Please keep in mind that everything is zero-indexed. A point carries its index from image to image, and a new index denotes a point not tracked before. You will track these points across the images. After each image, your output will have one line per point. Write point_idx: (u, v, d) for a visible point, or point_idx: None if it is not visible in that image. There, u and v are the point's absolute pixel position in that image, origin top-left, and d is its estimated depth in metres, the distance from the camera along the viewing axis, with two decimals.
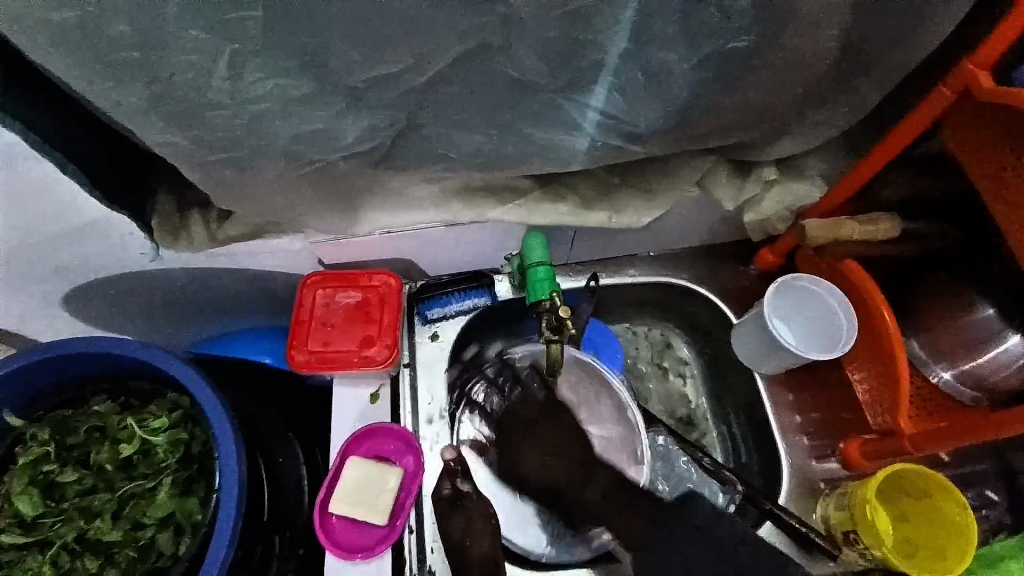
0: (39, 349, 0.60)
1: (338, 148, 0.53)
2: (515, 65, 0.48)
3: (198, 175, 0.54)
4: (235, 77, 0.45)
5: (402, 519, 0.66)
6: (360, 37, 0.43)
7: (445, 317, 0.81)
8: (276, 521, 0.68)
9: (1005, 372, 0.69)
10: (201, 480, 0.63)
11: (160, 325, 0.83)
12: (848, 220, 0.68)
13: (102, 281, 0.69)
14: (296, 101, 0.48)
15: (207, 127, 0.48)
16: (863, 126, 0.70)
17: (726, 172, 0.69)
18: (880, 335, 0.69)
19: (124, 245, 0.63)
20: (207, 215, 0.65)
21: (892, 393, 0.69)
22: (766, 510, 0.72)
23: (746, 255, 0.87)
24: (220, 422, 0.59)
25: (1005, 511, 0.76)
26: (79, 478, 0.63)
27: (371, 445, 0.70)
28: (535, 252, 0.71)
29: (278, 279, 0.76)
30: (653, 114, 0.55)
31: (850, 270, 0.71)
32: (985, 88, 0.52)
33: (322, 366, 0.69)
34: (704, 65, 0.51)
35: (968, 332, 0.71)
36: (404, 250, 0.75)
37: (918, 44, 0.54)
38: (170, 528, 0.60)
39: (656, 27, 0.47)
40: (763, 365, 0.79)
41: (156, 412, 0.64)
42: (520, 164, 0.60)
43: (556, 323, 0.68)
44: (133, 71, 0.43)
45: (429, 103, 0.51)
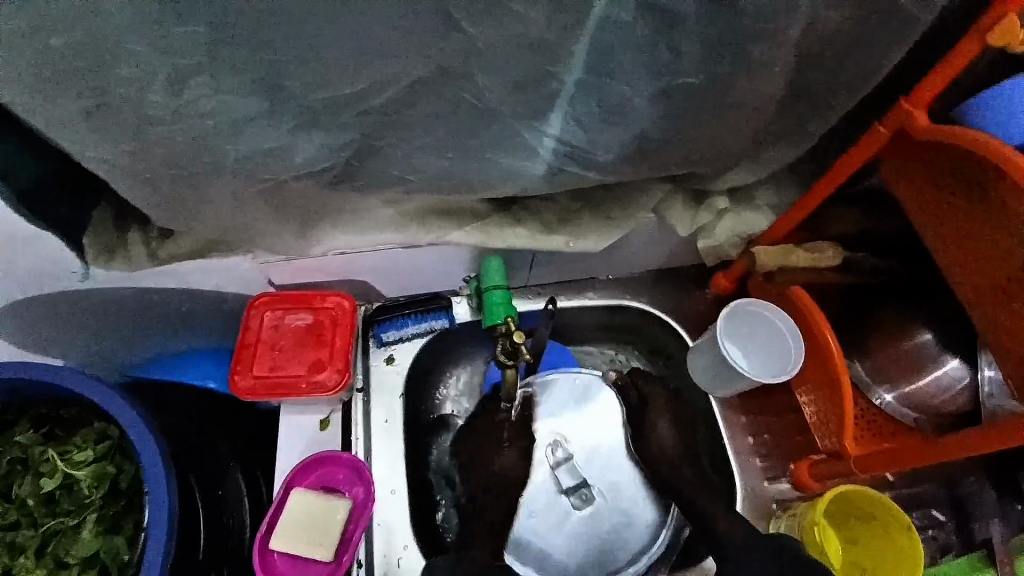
0: None
1: (291, 168, 0.51)
2: (474, 90, 0.48)
3: (138, 193, 0.51)
4: (179, 93, 0.43)
5: (349, 555, 0.63)
6: (316, 57, 0.43)
7: (402, 339, 0.79)
8: (217, 559, 0.64)
9: (947, 396, 0.73)
10: (130, 515, 0.58)
11: (97, 347, 0.78)
12: (795, 248, 0.71)
13: (29, 301, 0.64)
14: (246, 121, 0.46)
15: (149, 144, 0.46)
16: (811, 158, 0.73)
17: (681, 200, 0.71)
18: (826, 359, 0.71)
19: (52, 262, 0.59)
20: (149, 233, 0.61)
21: (839, 418, 0.71)
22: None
23: (703, 280, 0.89)
24: (149, 453, 0.55)
25: (949, 531, 0.79)
26: (1, 511, 0.57)
27: (319, 474, 0.67)
28: (492, 276, 0.71)
29: (228, 299, 0.73)
30: (611, 144, 0.56)
31: (795, 295, 0.73)
32: (922, 129, 0.55)
33: (268, 392, 0.66)
34: (660, 97, 0.52)
35: (913, 357, 0.74)
36: (360, 271, 0.73)
37: (860, 83, 0.57)
38: (96, 568, 0.56)
39: (615, 59, 0.48)
40: (719, 389, 0.80)
41: (81, 443, 0.59)
42: (480, 189, 0.60)
43: (511, 349, 0.67)
44: (65, 84, 0.41)
45: (387, 126, 0.50)
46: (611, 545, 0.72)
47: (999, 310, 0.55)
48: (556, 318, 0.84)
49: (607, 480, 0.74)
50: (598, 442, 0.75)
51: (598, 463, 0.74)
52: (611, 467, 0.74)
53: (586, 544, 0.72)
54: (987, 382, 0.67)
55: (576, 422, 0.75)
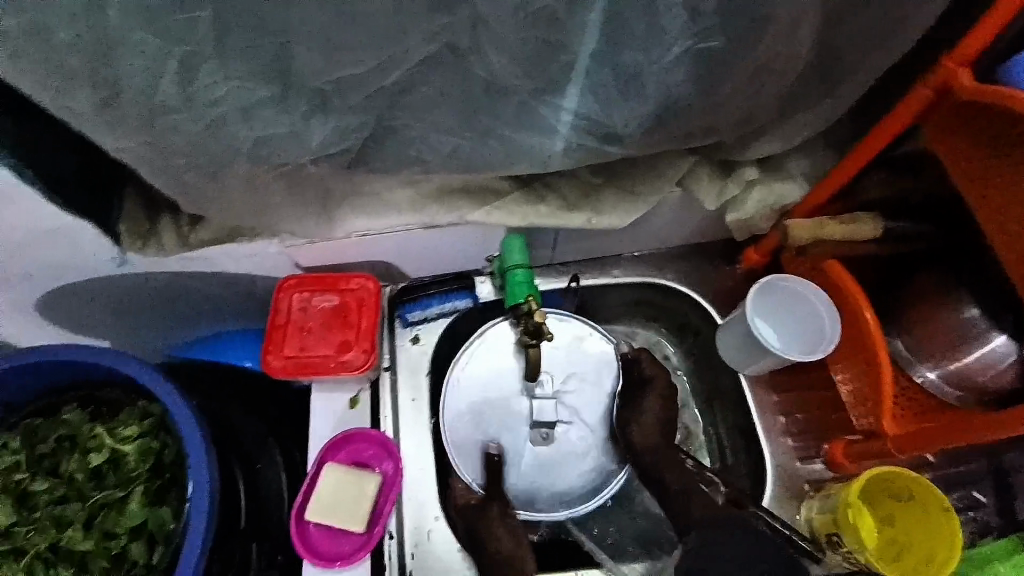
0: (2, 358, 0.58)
1: (306, 152, 0.52)
2: (484, 67, 0.47)
3: (164, 181, 0.53)
4: (192, 82, 0.43)
5: (380, 526, 0.65)
6: (323, 40, 0.42)
7: (427, 320, 0.80)
8: (255, 529, 0.67)
9: (994, 373, 0.68)
10: (172, 489, 0.62)
11: (138, 329, 0.82)
12: (829, 220, 0.68)
13: (73, 287, 0.68)
14: (259, 106, 0.46)
15: (167, 132, 0.47)
16: (847, 124, 0.69)
17: (707, 172, 0.69)
18: (863, 336, 0.68)
19: (91, 250, 0.62)
20: (179, 219, 0.64)
21: (875, 396, 0.68)
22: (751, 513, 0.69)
23: (731, 255, 0.86)
24: (190, 428, 0.58)
25: (992, 511, 0.75)
26: (49, 487, 0.62)
27: (349, 450, 0.69)
28: (513, 254, 0.70)
29: (257, 283, 0.75)
30: (628, 116, 0.54)
31: (832, 270, 0.70)
32: (965, 88, 0.51)
33: (298, 371, 0.68)
34: (678, 66, 0.50)
35: (957, 334, 0.70)
36: (382, 253, 0.74)
37: (898, 40, 0.53)
38: (143, 537, 0.60)
39: (630, 26, 0.46)
40: (749, 367, 0.78)
41: (126, 420, 0.63)
42: (496, 167, 0.59)
43: (535, 329, 0.70)
44: (85, 77, 0.42)
45: (398, 107, 0.50)
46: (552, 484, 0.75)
47: None
48: (581, 296, 0.83)
49: (576, 426, 0.77)
50: (582, 390, 0.77)
51: (573, 405, 0.77)
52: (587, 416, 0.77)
53: (529, 474, 0.75)
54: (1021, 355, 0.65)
55: (566, 366, 0.78)
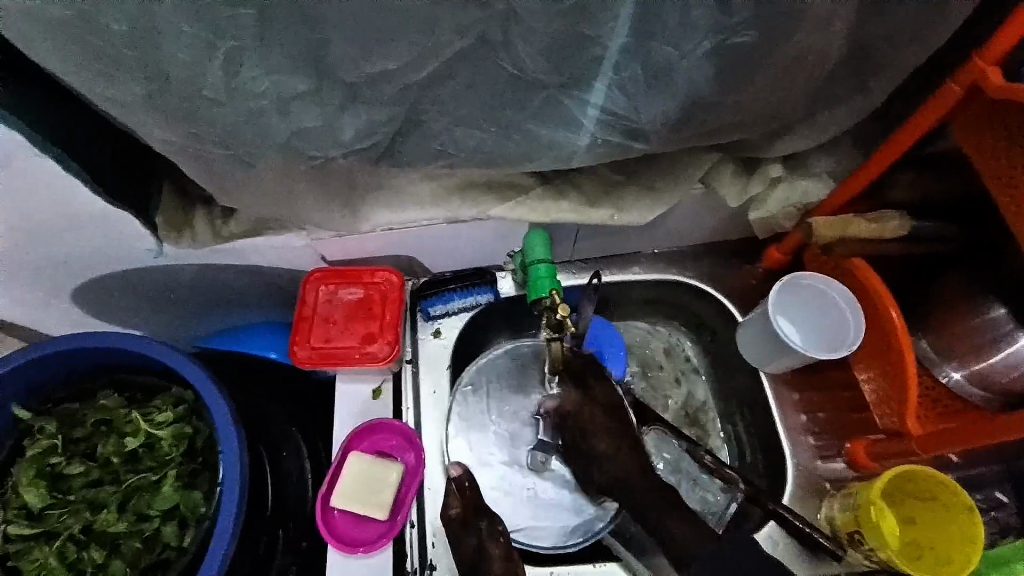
0: (44, 344, 0.61)
1: (337, 145, 0.53)
2: (515, 61, 0.48)
3: (201, 172, 0.55)
4: (233, 74, 0.45)
5: (402, 515, 0.66)
6: (360, 34, 0.44)
7: (448, 314, 0.81)
8: (279, 515, 0.69)
9: (1016, 376, 0.67)
10: (205, 473, 0.64)
11: (168, 319, 0.84)
12: (854, 219, 0.67)
13: (108, 277, 0.70)
14: (295, 99, 0.48)
15: (207, 124, 0.48)
16: (873, 122, 0.68)
17: (731, 169, 0.68)
18: (888, 335, 0.68)
19: (128, 240, 0.64)
20: (212, 211, 0.65)
21: (899, 395, 0.68)
22: (770, 509, 0.69)
23: (752, 253, 0.86)
24: (222, 413, 0.60)
25: (1014, 513, 0.74)
26: (85, 470, 0.64)
27: (372, 440, 0.71)
28: (535, 250, 0.71)
29: (283, 275, 0.77)
30: (654, 111, 0.54)
31: (859, 269, 0.69)
32: (994, 87, 0.51)
33: (324, 362, 0.70)
34: (707, 60, 0.50)
35: (979, 335, 0.69)
36: (406, 247, 0.75)
37: (927, 36, 0.53)
38: (175, 520, 0.61)
39: (659, 21, 0.46)
40: (769, 365, 0.78)
41: (160, 407, 0.64)
42: (521, 162, 0.60)
43: (557, 322, 0.66)
44: (132, 69, 0.43)
45: (429, 100, 0.51)
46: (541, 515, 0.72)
47: None
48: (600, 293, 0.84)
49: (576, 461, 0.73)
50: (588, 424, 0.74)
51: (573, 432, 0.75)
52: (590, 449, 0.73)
53: (517, 502, 0.72)
54: None
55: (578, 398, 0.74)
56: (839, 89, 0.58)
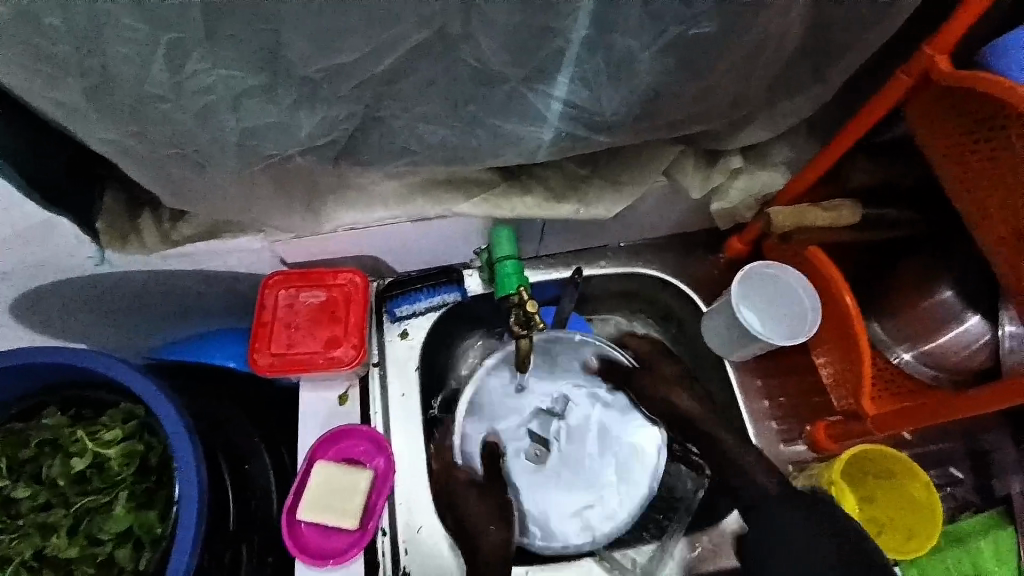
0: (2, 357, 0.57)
1: (294, 142, 0.51)
2: (477, 53, 0.47)
3: (146, 174, 0.51)
4: (176, 68, 0.42)
5: (374, 522, 0.65)
6: (313, 26, 0.42)
7: (415, 314, 0.79)
8: (245, 530, 0.66)
9: (968, 352, 0.71)
10: (161, 491, 0.60)
11: (119, 330, 0.79)
12: (812, 206, 0.69)
13: (47, 287, 0.65)
14: (246, 95, 0.45)
15: (151, 121, 0.45)
16: (826, 114, 0.71)
17: (693, 162, 0.70)
18: (843, 319, 0.70)
19: (68, 248, 0.60)
20: (160, 216, 0.62)
21: (856, 379, 0.70)
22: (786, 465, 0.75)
23: (716, 244, 0.87)
24: (177, 428, 0.56)
25: (968, 487, 0.78)
26: (31, 494, 0.60)
27: (341, 446, 0.69)
28: (503, 247, 0.71)
29: (241, 279, 0.74)
30: (618, 104, 0.54)
31: (814, 255, 0.71)
32: (945, 75, 0.53)
33: (287, 369, 0.67)
34: (667, 53, 0.50)
35: (933, 316, 0.73)
36: (371, 247, 0.73)
37: (875, 29, 0.55)
38: (130, 543, 0.58)
39: (621, 14, 0.46)
40: (734, 353, 0.79)
41: (109, 423, 0.61)
42: (487, 157, 0.59)
43: (525, 318, 0.67)
44: (63, 63, 0.40)
45: (389, 95, 0.49)
46: (545, 511, 0.75)
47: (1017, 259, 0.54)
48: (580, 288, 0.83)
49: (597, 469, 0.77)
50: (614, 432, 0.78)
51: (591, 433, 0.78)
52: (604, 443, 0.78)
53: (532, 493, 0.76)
54: (1008, 337, 0.67)
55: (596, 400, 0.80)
56: (794, 81, 0.60)
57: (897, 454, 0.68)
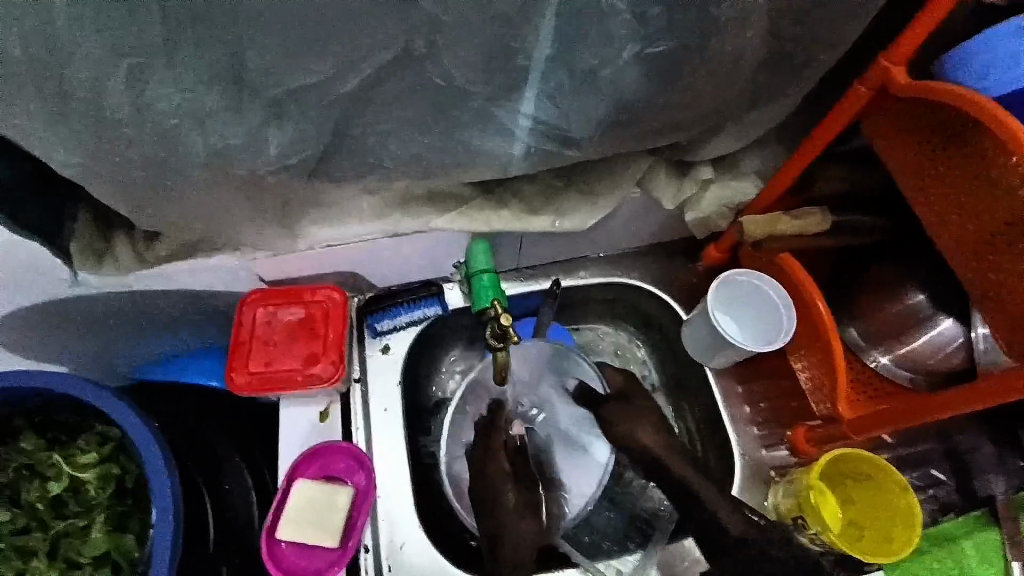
0: None
1: (263, 162, 0.51)
2: (441, 72, 0.48)
3: (115, 196, 0.52)
4: (140, 91, 0.42)
5: (354, 540, 0.64)
6: (275, 49, 0.42)
7: (396, 328, 0.79)
8: (224, 551, 0.66)
9: (941, 355, 0.72)
10: (136, 515, 0.60)
11: (96, 351, 0.79)
12: (782, 216, 0.71)
13: (21, 310, 0.65)
14: (212, 117, 0.46)
15: (117, 144, 0.46)
16: (793, 123, 0.72)
17: (664, 172, 0.70)
18: (815, 324, 0.71)
19: (40, 270, 0.59)
20: (135, 236, 0.62)
21: (830, 383, 0.71)
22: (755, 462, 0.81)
23: (694, 252, 0.88)
24: (151, 450, 0.56)
25: (949, 489, 0.79)
26: (8, 518, 0.59)
27: (322, 463, 0.68)
28: (478, 260, 0.71)
29: (219, 298, 0.74)
30: (584, 118, 0.55)
31: (787, 262, 0.73)
32: (901, 86, 0.55)
33: (264, 386, 0.67)
34: (630, 66, 0.51)
35: (905, 319, 0.74)
36: (349, 262, 0.73)
37: (833, 41, 0.56)
38: (108, 567, 0.58)
39: (580, 32, 0.47)
40: (713, 360, 0.80)
41: (84, 446, 0.60)
42: (458, 173, 0.59)
43: (500, 332, 0.68)
44: (26, 89, 0.40)
45: (357, 113, 0.50)
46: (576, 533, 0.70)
47: (979, 262, 0.55)
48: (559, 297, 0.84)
49: None
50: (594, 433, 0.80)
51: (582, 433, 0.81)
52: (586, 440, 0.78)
53: None
54: (981, 338, 0.67)
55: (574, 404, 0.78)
56: (758, 92, 0.61)
57: (869, 456, 0.69)
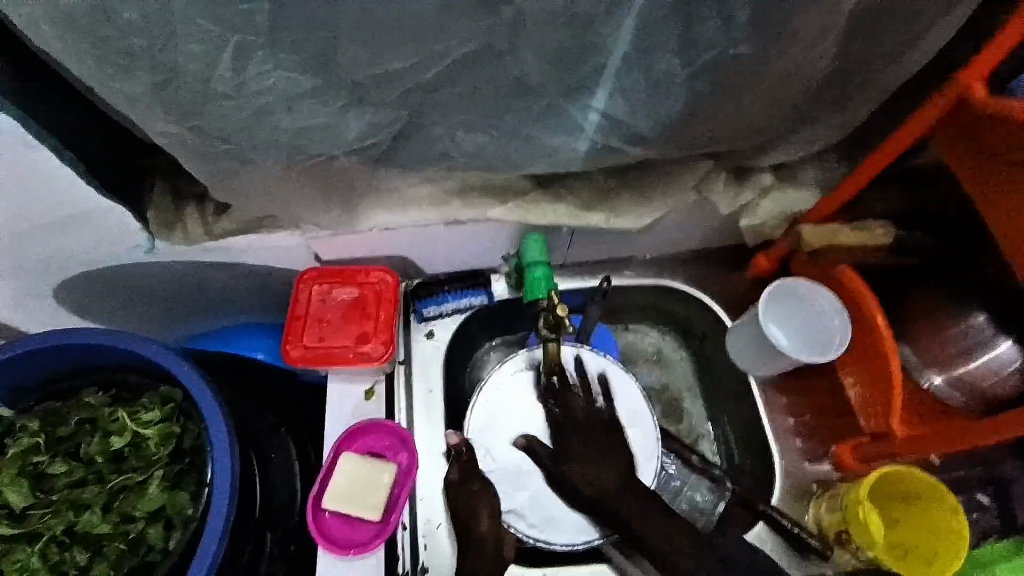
0: (51, 335, 0.60)
1: (340, 142, 0.53)
2: (519, 65, 0.48)
3: (198, 166, 0.54)
4: (237, 69, 0.44)
5: (395, 516, 0.65)
6: (369, 35, 0.44)
7: (443, 315, 0.80)
8: (268, 518, 0.68)
9: (995, 379, 0.70)
10: (191, 474, 0.62)
11: (153, 317, 0.82)
12: (843, 226, 0.71)
13: (96, 272, 0.69)
14: (300, 96, 0.48)
15: (210, 118, 0.48)
16: (860, 134, 0.71)
17: (723, 178, 0.70)
18: (872, 338, 0.70)
19: (119, 234, 0.63)
20: (204, 208, 0.64)
21: (884, 399, 0.69)
22: (806, 470, 0.79)
23: (742, 259, 0.88)
24: (214, 415, 0.59)
25: (993, 515, 0.77)
26: (68, 470, 0.62)
27: (364, 441, 0.70)
28: (532, 252, 0.72)
29: (276, 274, 0.76)
30: (653, 118, 0.56)
31: (843, 274, 0.71)
32: (980, 99, 0.55)
33: (318, 361, 0.69)
34: (707, 69, 0.51)
35: (961, 340, 0.73)
36: (402, 247, 0.75)
37: (913, 54, 0.56)
38: (161, 522, 0.60)
39: (662, 34, 0.48)
40: (759, 368, 0.79)
41: (146, 405, 0.63)
42: (522, 165, 0.60)
43: (554, 322, 0.69)
44: (140, 61, 0.43)
45: (433, 102, 0.51)
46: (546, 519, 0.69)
47: None
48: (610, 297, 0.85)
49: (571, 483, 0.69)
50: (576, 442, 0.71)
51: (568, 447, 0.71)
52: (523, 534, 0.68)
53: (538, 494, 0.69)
54: None
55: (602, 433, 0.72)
56: (831, 102, 0.61)
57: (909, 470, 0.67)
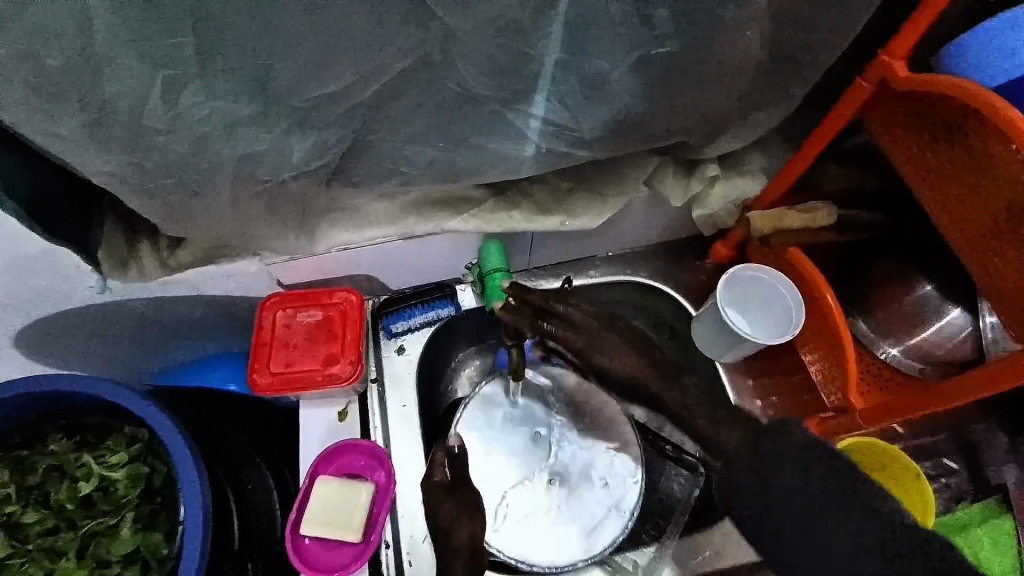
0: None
1: (286, 168, 0.53)
2: (456, 78, 0.50)
3: (143, 203, 0.54)
4: (171, 103, 0.45)
5: (376, 535, 0.65)
6: (301, 61, 0.44)
7: (411, 330, 0.80)
8: (249, 550, 0.67)
9: (952, 344, 0.73)
10: (163, 513, 0.62)
11: (116, 357, 0.81)
12: (789, 211, 0.72)
13: (52, 318, 0.68)
14: (238, 125, 0.48)
15: (149, 154, 0.48)
16: (797, 120, 0.73)
17: (672, 172, 0.72)
18: (824, 317, 0.73)
19: (70, 278, 0.62)
20: (158, 242, 0.64)
21: (842, 374, 0.72)
22: None
23: (701, 250, 0.90)
24: (180, 451, 0.58)
25: (963, 478, 0.80)
26: (40, 518, 0.62)
27: (340, 463, 0.70)
28: (493, 258, 0.73)
29: (237, 303, 0.76)
30: (593, 119, 0.57)
31: (796, 258, 0.74)
32: (904, 81, 0.56)
33: (287, 387, 0.69)
34: (638, 69, 0.53)
35: (913, 310, 0.76)
36: (362, 266, 0.75)
37: (834, 41, 0.58)
38: (137, 564, 0.59)
39: (590, 38, 0.49)
40: (724, 355, 0.81)
41: (113, 447, 0.62)
42: (472, 175, 0.61)
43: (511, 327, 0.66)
44: (67, 103, 0.43)
45: (375, 120, 0.52)
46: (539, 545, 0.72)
47: (983, 250, 0.57)
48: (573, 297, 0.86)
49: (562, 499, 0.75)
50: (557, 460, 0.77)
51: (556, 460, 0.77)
52: (504, 551, 0.71)
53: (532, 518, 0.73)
54: (989, 328, 0.68)
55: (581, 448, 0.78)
56: (763, 93, 0.63)
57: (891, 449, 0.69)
